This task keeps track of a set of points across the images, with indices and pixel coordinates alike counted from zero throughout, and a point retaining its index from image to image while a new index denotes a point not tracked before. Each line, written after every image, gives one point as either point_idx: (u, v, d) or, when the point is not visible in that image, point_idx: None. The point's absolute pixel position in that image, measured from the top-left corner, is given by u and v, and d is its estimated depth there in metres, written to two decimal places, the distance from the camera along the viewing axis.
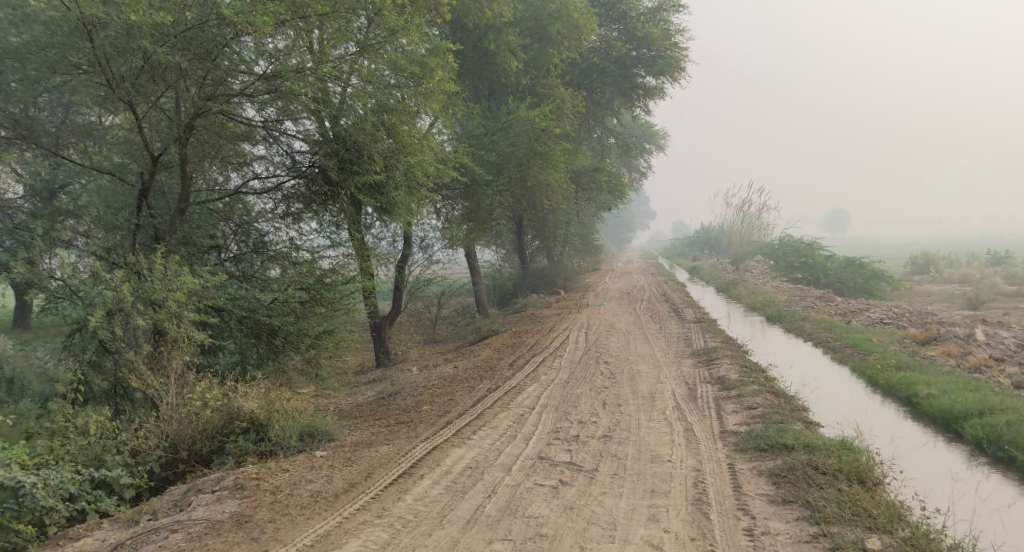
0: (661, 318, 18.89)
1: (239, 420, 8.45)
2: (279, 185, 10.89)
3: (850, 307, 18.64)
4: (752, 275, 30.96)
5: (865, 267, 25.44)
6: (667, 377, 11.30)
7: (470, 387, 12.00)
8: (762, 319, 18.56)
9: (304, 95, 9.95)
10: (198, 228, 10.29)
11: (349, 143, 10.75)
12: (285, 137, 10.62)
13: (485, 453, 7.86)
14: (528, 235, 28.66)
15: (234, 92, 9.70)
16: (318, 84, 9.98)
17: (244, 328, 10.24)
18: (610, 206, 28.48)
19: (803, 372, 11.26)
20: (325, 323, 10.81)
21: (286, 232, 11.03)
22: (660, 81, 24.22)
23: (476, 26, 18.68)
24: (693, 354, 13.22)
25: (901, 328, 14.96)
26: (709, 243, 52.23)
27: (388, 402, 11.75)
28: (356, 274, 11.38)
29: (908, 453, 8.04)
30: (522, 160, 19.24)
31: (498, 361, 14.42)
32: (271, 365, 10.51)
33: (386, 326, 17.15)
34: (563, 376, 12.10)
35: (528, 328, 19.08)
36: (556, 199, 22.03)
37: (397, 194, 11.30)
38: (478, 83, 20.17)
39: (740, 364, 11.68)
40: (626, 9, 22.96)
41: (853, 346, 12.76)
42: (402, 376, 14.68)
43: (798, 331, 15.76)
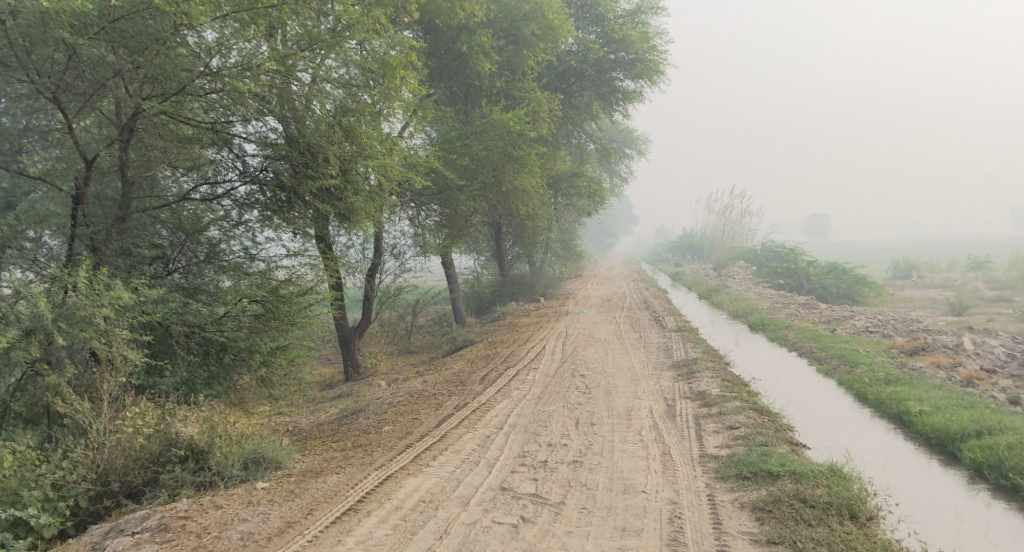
0: (641, 326, 18.34)
1: (177, 447, 7.77)
2: (230, 191, 10.24)
3: (834, 314, 18.17)
4: (734, 281, 30.55)
5: (847, 273, 25.08)
6: (645, 392, 10.70)
7: (438, 404, 11.36)
8: (745, 327, 18.05)
9: (250, 93, 9.27)
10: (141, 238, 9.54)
11: (302, 145, 9.96)
12: (234, 140, 9.86)
13: (443, 484, 7.21)
14: (507, 242, 28.06)
15: (173, 91, 8.93)
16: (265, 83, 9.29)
17: (192, 345, 9.58)
18: (590, 212, 27.94)
19: (787, 386, 10.66)
20: (280, 337, 10.25)
21: (239, 240, 10.37)
22: (639, 85, 23.75)
23: (448, 27, 18.08)
24: (673, 366, 12.64)
25: (887, 337, 14.47)
26: (692, 248, 51.89)
27: (350, 422, 11.12)
28: (314, 283, 10.79)
29: (903, 481, 7.48)
30: (497, 165, 18.60)
31: (470, 374, 13.77)
32: (222, 385, 9.88)
33: (355, 337, 16.47)
34: (536, 391, 11.47)
35: (504, 338, 18.43)
36: (533, 204, 21.44)
37: (356, 199, 10.60)
38: (451, 85, 19.55)
39: (722, 378, 11.08)
40: (604, 11, 22.50)
41: (839, 357, 12.22)
42: (369, 391, 13.98)
43: (781, 340, 15.21)
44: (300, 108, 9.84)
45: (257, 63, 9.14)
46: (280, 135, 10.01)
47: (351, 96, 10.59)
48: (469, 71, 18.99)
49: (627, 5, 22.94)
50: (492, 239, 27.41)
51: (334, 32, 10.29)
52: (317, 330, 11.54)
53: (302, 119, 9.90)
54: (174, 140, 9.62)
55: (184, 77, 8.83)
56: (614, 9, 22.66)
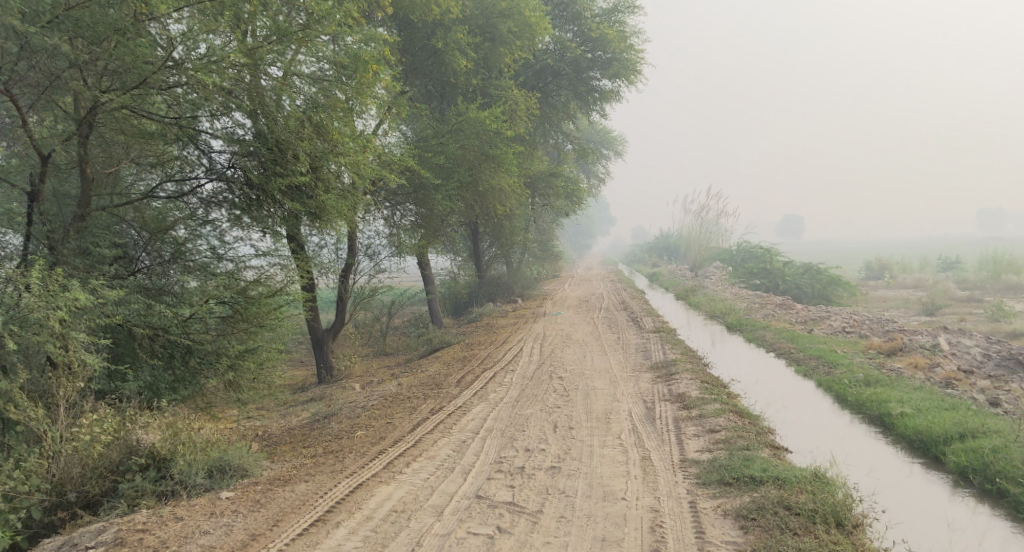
0: (619, 327, 18.21)
1: (138, 455, 7.42)
2: (196, 188, 9.90)
3: (810, 314, 18.15)
4: (711, 282, 30.57)
5: (822, 273, 25.19)
6: (623, 394, 10.52)
7: (412, 407, 11.07)
8: (722, 327, 17.98)
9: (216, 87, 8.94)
10: (103, 236, 9.17)
11: (270, 141, 9.69)
12: (201, 136, 9.53)
13: (416, 492, 6.96)
14: (483, 242, 27.83)
15: (134, 84, 8.60)
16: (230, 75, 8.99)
17: (156, 347, 9.23)
18: (567, 212, 27.79)
19: (765, 388, 10.54)
20: (248, 339, 9.92)
21: (205, 239, 10.01)
22: (616, 84, 23.66)
23: (424, 23, 17.82)
24: (652, 368, 12.46)
25: (864, 338, 14.43)
26: (668, 249, 51.97)
27: (322, 427, 10.81)
28: (284, 284, 10.54)
29: (888, 487, 7.36)
30: (472, 164, 18.35)
31: (446, 376, 13.49)
32: (189, 390, 9.55)
33: (329, 339, 16.15)
34: (513, 394, 11.24)
35: (481, 340, 18.17)
36: (510, 204, 21.21)
37: (326, 197, 10.33)
38: (427, 83, 19.28)
39: (701, 379, 10.93)
40: (581, 9, 22.37)
41: (817, 358, 12.13)
42: (342, 394, 13.67)
43: (759, 341, 15.11)
44: (268, 104, 9.54)
45: (221, 55, 8.84)
46: (247, 131, 9.67)
47: (321, 93, 10.34)
48: (444, 68, 18.76)
49: (604, 3, 22.85)
50: (468, 239, 27.16)
51: (304, 25, 9.88)
52: (287, 333, 11.22)
53: (271, 109, 9.60)
54: (137, 137, 9.31)
55: (144, 69, 8.54)
56: (591, 8, 22.54)
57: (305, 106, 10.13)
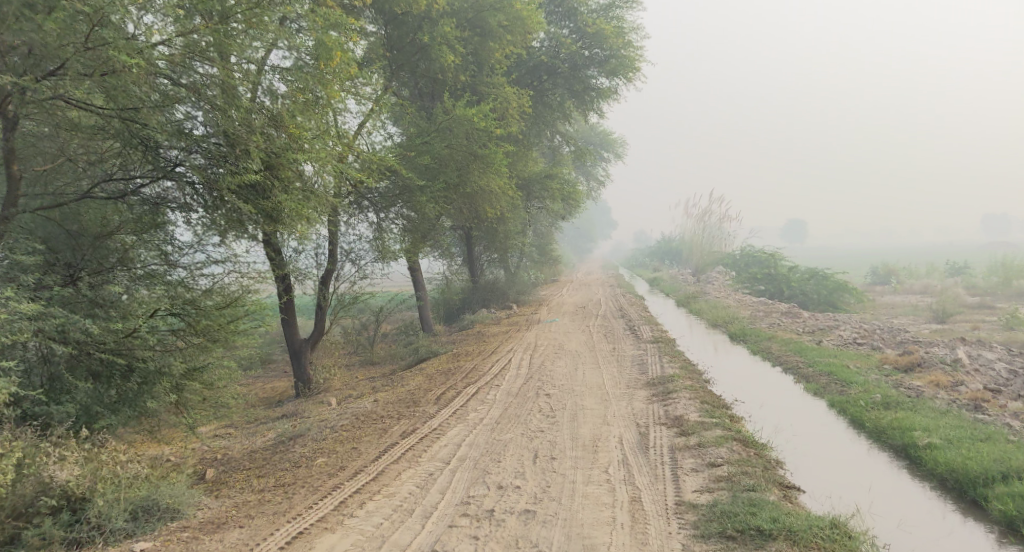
0: (615, 336, 17.23)
1: (51, 495, 6.46)
2: (143, 186, 8.89)
3: (819, 324, 17.12)
4: (714, 287, 29.53)
5: (828, 279, 24.19)
6: (615, 416, 9.53)
7: (382, 430, 10.07)
8: (725, 337, 16.97)
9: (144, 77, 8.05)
10: (25, 240, 8.21)
11: (222, 135, 8.70)
12: (148, 131, 8.37)
13: (363, 546, 6.26)
14: (478, 247, 26.87)
15: (53, 71, 7.67)
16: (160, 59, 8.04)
17: (93, 365, 8.35)
18: (564, 215, 26.82)
19: (773, 410, 9.51)
20: (195, 356, 9.06)
21: (153, 245, 9.19)
22: (614, 83, 22.70)
23: (410, 16, 16.94)
24: (648, 385, 11.45)
25: (877, 350, 13.41)
26: (671, 253, 50.83)
27: (284, 451, 9.82)
28: (241, 292, 9.85)
29: (928, 547, 6.36)
30: (460, 165, 17.33)
31: (426, 392, 12.49)
32: (130, 412, 8.62)
33: (307, 350, 15.19)
34: (494, 414, 10.25)
35: (470, 350, 17.14)
36: (502, 207, 20.20)
37: (284, 197, 9.31)
38: (414, 79, 18.41)
39: (700, 399, 9.92)
40: (577, 5, 21.45)
41: (828, 375, 11.06)
42: (316, 411, 12.68)
43: (765, 353, 14.05)
44: (223, 97, 8.64)
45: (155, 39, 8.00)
46: (201, 125, 8.67)
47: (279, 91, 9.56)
48: (431, 64, 17.86)
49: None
50: (462, 243, 26.19)
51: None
52: (245, 348, 10.31)
53: (217, 98, 8.64)
54: (70, 131, 8.40)
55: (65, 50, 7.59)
56: (588, 3, 21.60)
57: (267, 98, 9.41)
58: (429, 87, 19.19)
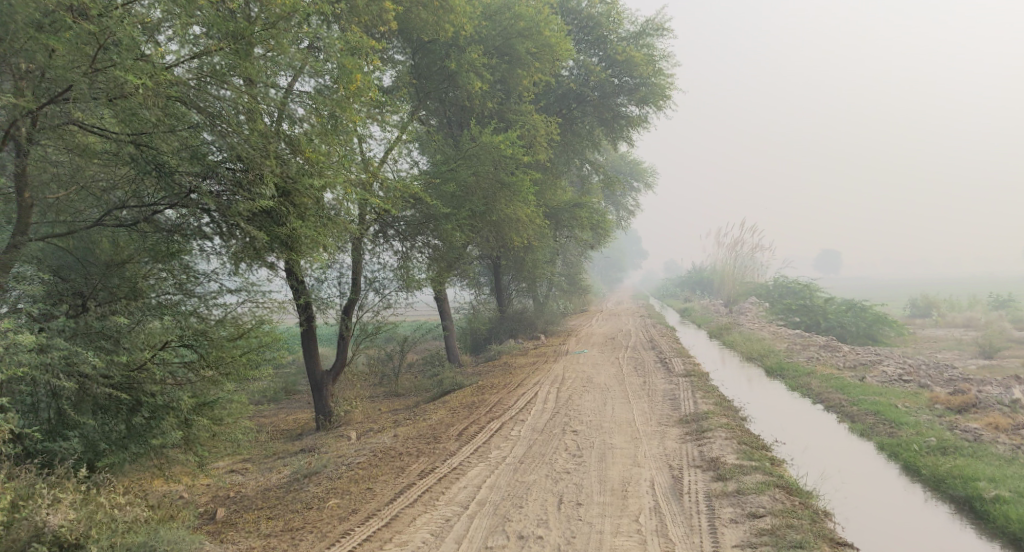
0: (646, 370, 16.61)
1: (42, 542, 6.16)
2: (157, 213, 8.59)
3: (860, 359, 16.32)
4: (748, 319, 28.69)
5: (867, 311, 23.31)
6: (647, 457, 8.96)
7: (400, 468, 9.62)
8: (761, 371, 16.25)
9: (156, 102, 7.80)
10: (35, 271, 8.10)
11: (232, 155, 8.38)
12: (160, 157, 8.08)
13: None
14: (506, 277, 26.45)
15: (58, 93, 7.41)
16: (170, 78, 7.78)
17: (99, 399, 8.07)
18: (594, 244, 26.33)
19: (818, 453, 8.91)
20: (206, 389, 8.82)
21: (169, 275, 8.98)
22: (644, 110, 22.33)
23: (437, 44, 16.79)
24: (681, 422, 10.87)
25: (925, 388, 12.65)
26: (702, 283, 49.97)
27: (297, 491, 9.40)
28: (253, 322, 9.62)
29: None
30: (486, 193, 17.00)
31: (447, 427, 11.99)
32: (137, 448, 8.34)
33: (329, 382, 14.82)
34: (517, 452, 9.74)
35: (495, 382, 16.59)
36: (529, 236, 19.79)
37: (299, 224, 8.97)
38: (442, 105, 18.22)
39: (738, 439, 9.32)
40: (606, 32, 21.20)
41: (875, 415, 10.37)
42: (334, 446, 12.27)
43: (804, 390, 13.32)
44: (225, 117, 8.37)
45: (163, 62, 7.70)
46: (218, 151, 8.39)
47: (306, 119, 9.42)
48: (457, 91, 17.66)
49: (631, 26, 21.69)
50: (490, 273, 25.80)
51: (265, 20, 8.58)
52: (257, 382, 9.97)
53: (226, 124, 8.37)
54: (83, 156, 8.18)
55: (75, 75, 7.30)
56: (617, 31, 21.34)
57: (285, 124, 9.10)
58: (457, 114, 18.98)
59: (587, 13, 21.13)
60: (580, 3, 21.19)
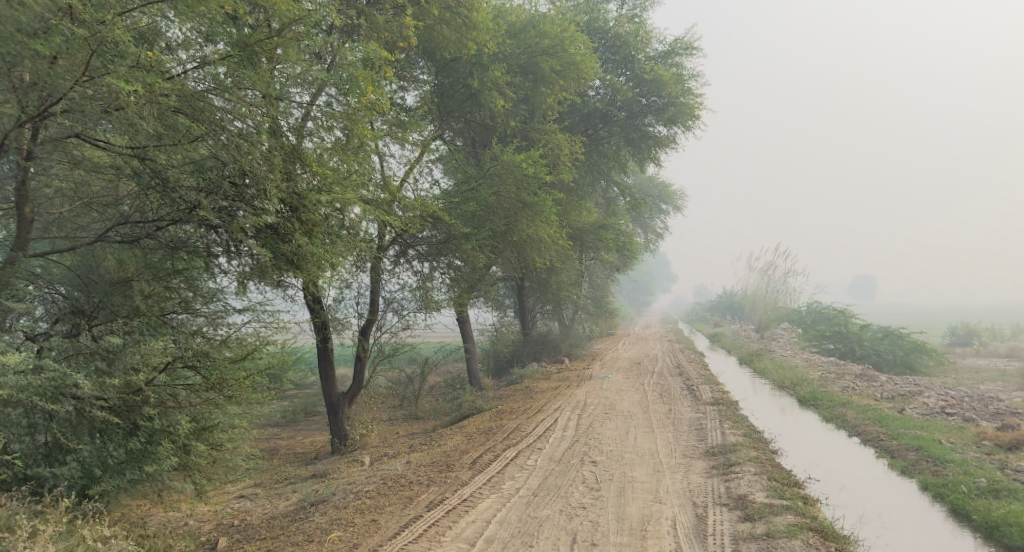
0: (672, 396, 15.99)
1: None
2: (160, 228, 8.27)
3: (899, 389, 15.54)
4: (779, 345, 27.82)
5: (904, 339, 22.42)
6: (670, 491, 8.43)
7: (409, 498, 9.15)
8: (793, 400, 15.53)
9: (151, 113, 7.45)
10: (39, 290, 7.94)
11: (231, 167, 8.08)
12: (162, 172, 7.82)
13: None
14: (530, 299, 25.97)
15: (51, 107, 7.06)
16: (174, 86, 7.57)
17: (96, 421, 7.77)
18: (620, 266, 25.80)
19: (858, 491, 8.33)
20: (207, 413, 8.57)
21: (174, 295, 8.67)
22: (672, 131, 21.86)
23: (460, 62, 16.58)
24: (707, 454, 10.30)
25: (970, 422, 11.91)
26: (732, 308, 49.01)
27: (301, 520, 8.96)
28: (258, 343, 9.12)
29: None
30: (508, 214, 16.61)
31: (462, 454, 11.52)
32: (135, 474, 8.03)
33: (344, 404, 14.45)
34: (533, 483, 9.25)
35: (515, 407, 16.07)
36: (553, 257, 19.33)
37: (305, 242, 8.64)
38: (464, 123, 17.97)
39: (768, 475, 8.74)
40: (634, 51, 20.84)
41: (917, 450, 9.71)
42: (346, 472, 11.84)
43: (839, 421, 12.59)
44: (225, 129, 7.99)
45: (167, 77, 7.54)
46: (223, 163, 8.07)
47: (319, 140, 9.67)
48: (481, 110, 17.39)
49: (660, 46, 21.33)
50: (514, 294, 25.34)
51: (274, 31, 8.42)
52: (257, 406, 9.71)
53: (229, 136, 8.03)
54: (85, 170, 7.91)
55: (61, 80, 6.90)
56: (645, 50, 20.98)
57: (293, 136, 9.05)
58: (481, 134, 18.71)
59: (614, 33, 20.82)
60: (607, 23, 20.90)
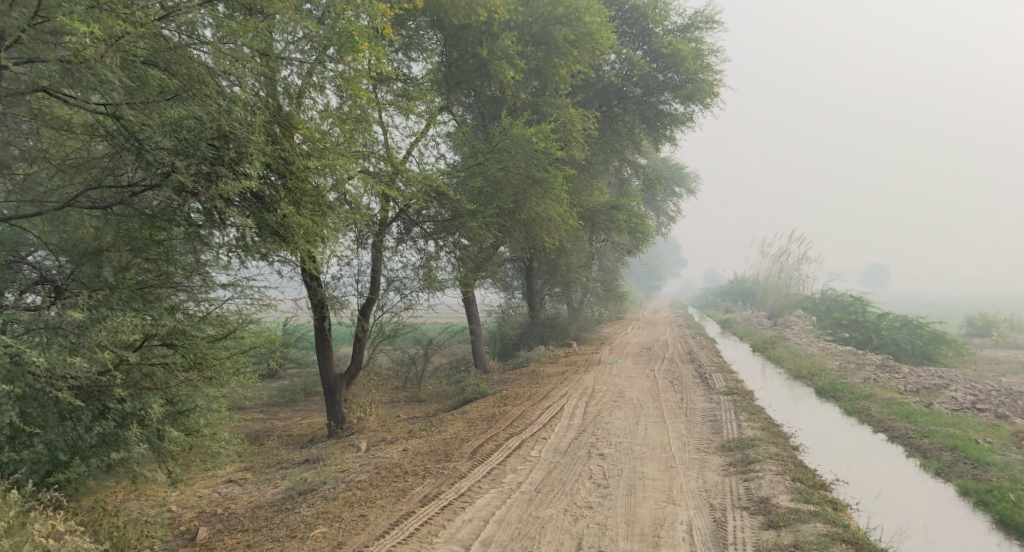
0: (684, 384, 15.31)
1: None
2: (135, 195, 7.54)
3: (923, 382, 14.78)
4: (793, 332, 27.04)
5: (923, 329, 21.60)
6: (684, 490, 7.81)
7: (403, 490, 8.52)
8: (811, 391, 14.81)
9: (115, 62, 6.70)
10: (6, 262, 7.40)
11: (211, 128, 7.36)
12: (139, 132, 7.07)
13: None
14: (539, 281, 25.26)
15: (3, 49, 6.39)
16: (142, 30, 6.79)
17: (61, 402, 7.17)
18: (632, 249, 25.02)
19: (892, 499, 7.67)
20: (184, 395, 7.94)
21: (154, 267, 8.04)
22: (690, 109, 20.99)
23: (470, 30, 15.78)
24: (724, 448, 9.64)
25: (1003, 420, 11.20)
26: (743, 293, 48.16)
27: (287, 512, 8.32)
28: (240, 322, 8.68)
29: None
30: (516, 190, 15.84)
31: (462, 443, 10.83)
32: (104, 459, 7.46)
33: (343, 386, 13.83)
34: (534, 476, 8.65)
35: (520, 392, 15.42)
36: (562, 237, 18.60)
37: (291, 213, 8.13)
38: (472, 94, 17.19)
39: (792, 474, 8.10)
40: (651, 25, 19.96)
41: (951, 450, 9.03)
42: (341, 457, 11.25)
43: (862, 415, 11.89)
44: (201, 83, 7.39)
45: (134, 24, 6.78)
46: (201, 123, 7.32)
47: (313, 104, 9.06)
48: (490, 82, 16.60)
49: (679, 19, 20.42)
50: (521, 275, 24.65)
51: None
52: (239, 387, 9.08)
53: (210, 93, 7.43)
54: (51, 126, 7.29)
55: (15, 19, 6.30)
56: (664, 23, 20.08)
57: (285, 98, 8.58)
58: (490, 107, 17.96)
59: (631, 5, 19.92)
60: None
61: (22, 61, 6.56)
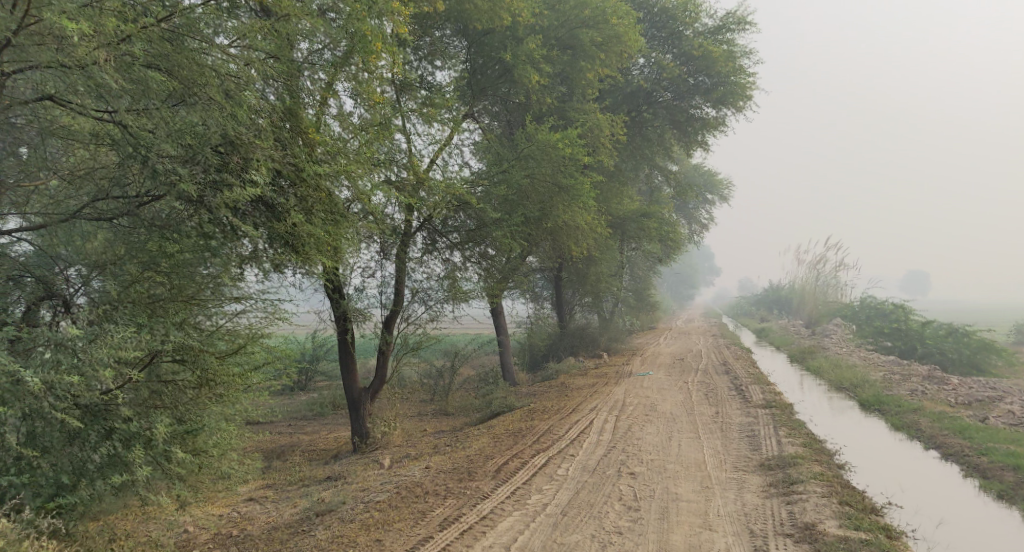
0: (719, 397, 14.67)
1: None
2: (143, 206, 7.23)
3: (975, 394, 13.96)
4: (833, 341, 26.10)
5: (970, 337, 20.62)
6: (722, 514, 7.27)
7: (422, 512, 8.10)
8: (855, 404, 14.07)
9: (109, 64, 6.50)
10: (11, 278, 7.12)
11: (213, 132, 7.15)
12: (143, 140, 6.83)
13: None
14: (569, 290, 24.71)
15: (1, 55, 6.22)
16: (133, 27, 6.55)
17: (67, 424, 6.83)
18: (664, 256, 24.37)
19: (952, 528, 7.06)
20: (193, 414, 7.72)
21: (166, 281, 7.62)
22: (722, 112, 20.38)
23: (494, 35, 15.42)
24: (763, 466, 9.06)
25: None
26: (780, 301, 46.98)
27: (304, 534, 7.94)
28: (251, 336, 8.36)
29: None
30: (543, 198, 15.40)
31: (486, 460, 10.36)
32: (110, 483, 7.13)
33: (367, 400, 13.44)
34: (563, 498, 8.12)
35: (549, 406, 14.91)
36: (590, 246, 18.09)
37: (302, 220, 7.92)
38: (497, 100, 16.80)
39: (838, 497, 7.51)
40: (681, 27, 19.44)
41: (1012, 471, 8.35)
42: (362, 474, 10.85)
43: (911, 430, 11.19)
44: (205, 87, 7.17)
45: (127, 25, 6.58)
46: (204, 127, 7.13)
47: (327, 109, 8.74)
48: (516, 88, 16.16)
49: (710, 21, 19.84)
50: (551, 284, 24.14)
51: None
52: (252, 403, 8.75)
53: (211, 94, 7.19)
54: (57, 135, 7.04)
55: (6, 20, 6.12)
56: (694, 25, 19.53)
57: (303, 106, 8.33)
58: (516, 113, 17.55)
59: (661, 7, 19.43)
60: None
61: (15, 68, 6.35)
